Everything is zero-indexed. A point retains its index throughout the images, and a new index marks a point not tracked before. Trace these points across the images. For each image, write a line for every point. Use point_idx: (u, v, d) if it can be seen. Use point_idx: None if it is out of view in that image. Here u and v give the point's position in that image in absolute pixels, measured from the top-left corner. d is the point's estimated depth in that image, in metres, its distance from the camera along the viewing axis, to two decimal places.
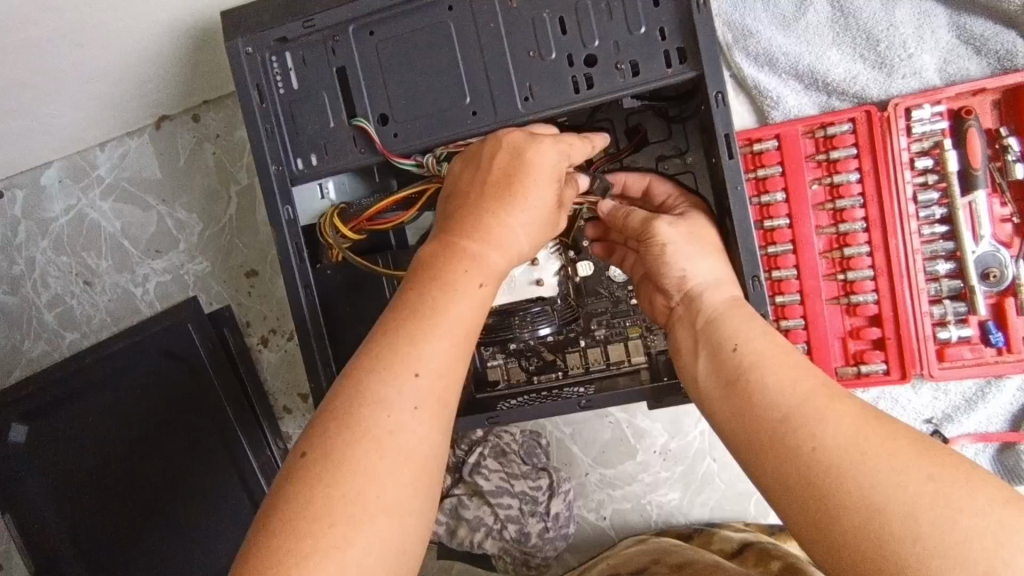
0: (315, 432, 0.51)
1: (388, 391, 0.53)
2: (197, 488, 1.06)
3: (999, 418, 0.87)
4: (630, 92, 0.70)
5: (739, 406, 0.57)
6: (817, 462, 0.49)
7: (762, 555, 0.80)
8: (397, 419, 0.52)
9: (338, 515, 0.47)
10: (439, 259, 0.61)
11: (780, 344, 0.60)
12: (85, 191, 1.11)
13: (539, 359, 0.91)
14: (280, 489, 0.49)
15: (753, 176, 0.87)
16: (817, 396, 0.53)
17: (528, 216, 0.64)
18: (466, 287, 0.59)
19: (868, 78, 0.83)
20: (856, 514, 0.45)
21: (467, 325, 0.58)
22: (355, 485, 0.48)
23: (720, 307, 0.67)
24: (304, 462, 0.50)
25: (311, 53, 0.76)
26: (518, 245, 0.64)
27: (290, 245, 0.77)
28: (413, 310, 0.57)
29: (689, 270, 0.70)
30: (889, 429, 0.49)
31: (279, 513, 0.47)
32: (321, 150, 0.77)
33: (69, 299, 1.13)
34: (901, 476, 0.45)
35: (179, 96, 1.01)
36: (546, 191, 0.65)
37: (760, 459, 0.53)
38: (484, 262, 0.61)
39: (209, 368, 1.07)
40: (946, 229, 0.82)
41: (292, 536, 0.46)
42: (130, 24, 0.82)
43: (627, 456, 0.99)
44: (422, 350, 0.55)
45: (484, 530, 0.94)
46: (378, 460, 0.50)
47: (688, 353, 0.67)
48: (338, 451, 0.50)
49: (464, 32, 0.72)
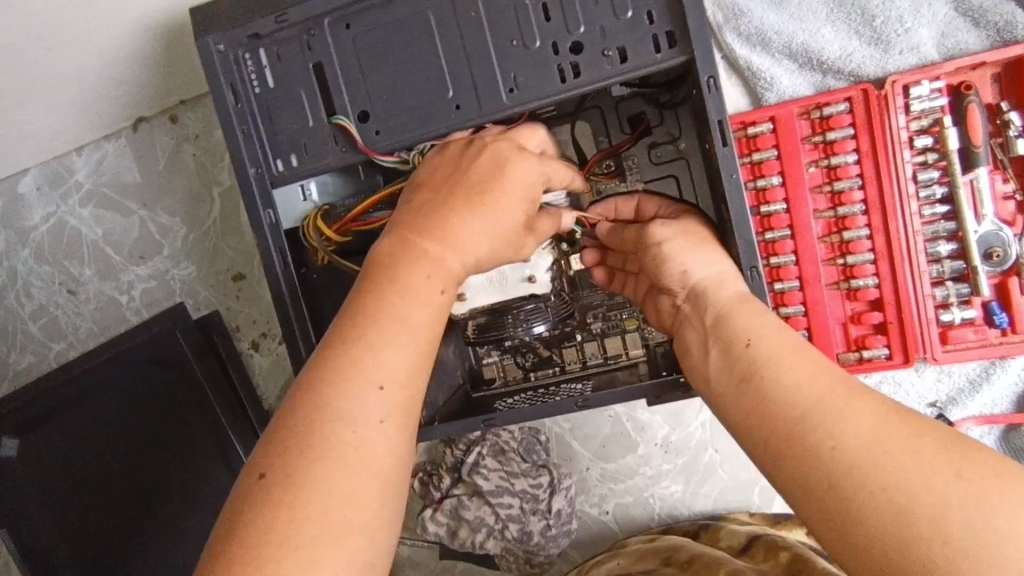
0: (273, 449, 0.50)
1: (349, 405, 0.52)
2: (195, 496, 1.04)
3: (1004, 399, 0.85)
4: (620, 79, 0.67)
5: (755, 404, 0.55)
6: (837, 461, 0.48)
7: (771, 548, 0.79)
8: (363, 434, 0.51)
9: (305, 538, 0.47)
10: (399, 262, 0.59)
11: (792, 338, 0.59)
12: (64, 197, 1.08)
13: (534, 356, 0.90)
14: (241, 511, 0.48)
15: (748, 160, 0.84)
16: (833, 392, 0.52)
17: (495, 225, 0.62)
18: (427, 295, 0.58)
19: (864, 54, 0.81)
20: (883, 515, 0.45)
21: (429, 333, 0.57)
22: (320, 505, 0.48)
23: (725, 303, 0.65)
24: (264, 483, 0.49)
25: (286, 49, 0.73)
26: (481, 252, 0.62)
27: (274, 248, 0.74)
28: (373, 319, 0.55)
29: (691, 267, 0.69)
30: (914, 429, 0.48)
31: (241, 538, 0.46)
32: (301, 151, 0.74)
33: (53, 309, 1.11)
34: (928, 475, 0.45)
35: (155, 96, 0.98)
36: (512, 205, 0.63)
37: (774, 459, 0.52)
38: (447, 267, 0.60)
39: (199, 372, 1.05)
40: (947, 209, 0.80)
41: (255, 561, 0.45)
42: (98, 25, 0.79)
43: (627, 450, 0.98)
44: (386, 359, 0.54)
45: (485, 530, 0.93)
46: (344, 478, 0.49)
47: (699, 354, 0.64)
48: (301, 470, 0.49)
49: (444, 23, 0.69)
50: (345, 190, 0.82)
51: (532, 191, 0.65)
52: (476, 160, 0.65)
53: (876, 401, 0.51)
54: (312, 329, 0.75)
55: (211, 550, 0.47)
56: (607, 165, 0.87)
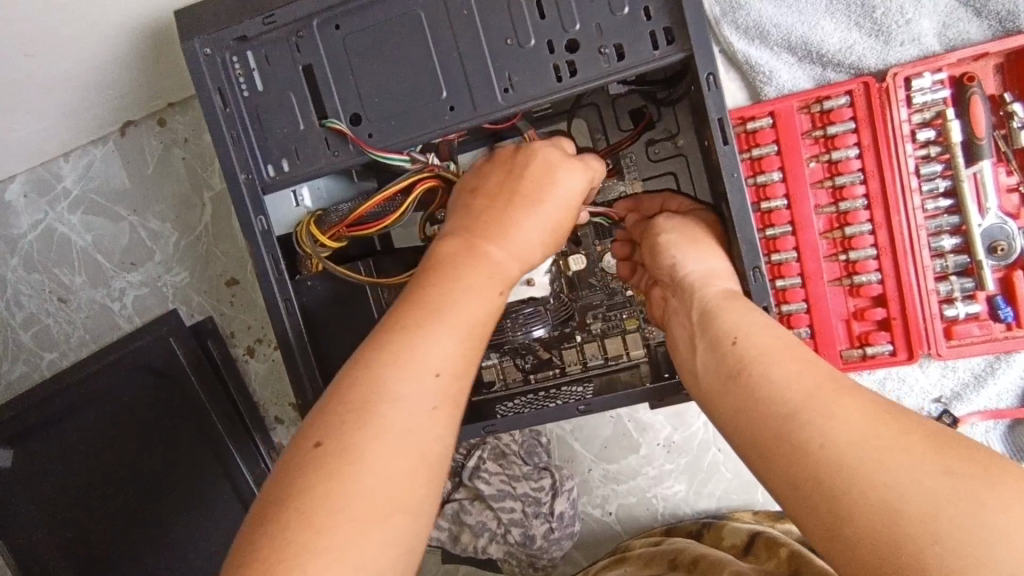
0: (329, 421, 0.51)
1: (407, 388, 0.53)
2: (192, 506, 1.02)
3: (1008, 394, 0.85)
4: (617, 77, 0.65)
5: (745, 404, 0.54)
6: (825, 459, 0.47)
7: (773, 545, 0.78)
8: (416, 417, 0.52)
9: (355, 513, 0.47)
10: (461, 259, 0.62)
11: (782, 337, 0.58)
12: (52, 204, 1.06)
13: (534, 357, 0.88)
14: (293, 478, 0.48)
15: (748, 156, 0.83)
16: (824, 389, 0.51)
17: (545, 228, 0.66)
18: (486, 292, 0.61)
19: (864, 47, 0.79)
20: (871, 513, 0.43)
21: (481, 329, 0.59)
22: (371, 482, 0.48)
23: (712, 299, 0.66)
24: (320, 452, 0.49)
25: (273, 51, 0.71)
26: (531, 258, 0.66)
27: (267, 258, 0.73)
28: (435, 308, 0.57)
29: (681, 259, 0.71)
30: (903, 429, 0.47)
31: (294, 506, 0.47)
32: (293, 155, 0.72)
33: (44, 317, 1.09)
34: (917, 473, 0.43)
35: (142, 100, 0.96)
36: (561, 214, 0.68)
37: (766, 457, 0.51)
38: (504, 268, 0.63)
39: (194, 382, 1.02)
40: (950, 203, 0.79)
41: (309, 530, 0.45)
42: (81, 30, 0.77)
43: (630, 450, 0.97)
44: (442, 348, 0.56)
45: (487, 535, 0.93)
46: (397, 456, 0.50)
47: (687, 348, 0.65)
48: (356, 445, 0.49)
49: (436, 22, 0.67)
50: (339, 194, 0.80)
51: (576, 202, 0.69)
52: (528, 167, 0.68)
53: (867, 400, 0.50)
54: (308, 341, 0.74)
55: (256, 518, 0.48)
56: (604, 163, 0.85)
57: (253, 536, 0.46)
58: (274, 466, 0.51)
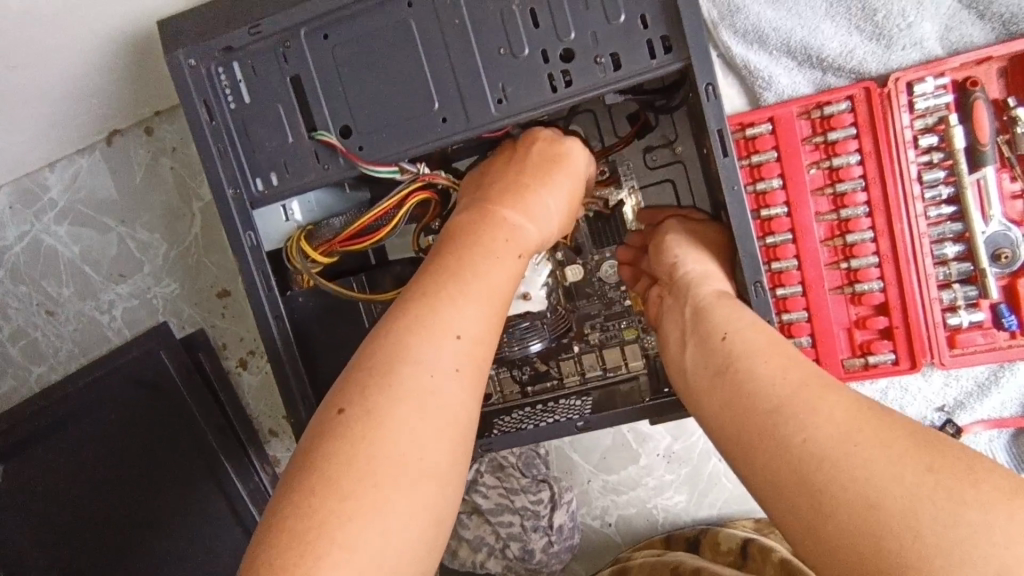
0: (354, 388, 0.52)
1: (430, 351, 0.54)
2: (184, 523, 1.00)
3: (1012, 402, 0.83)
4: (612, 88, 0.64)
5: (729, 397, 0.58)
6: (808, 454, 0.49)
7: (769, 552, 0.81)
8: (439, 380, 0.53)
9: (381, 478, 0.48)
10: (478, 226, 0.63)
11: (769, 334, 0.61)
12: (37, 215, 1.03)
13: (531, 369, 0.86)
14: (319, 445, 0.49)
15: (747, 162, 0.81)
16: (808, 383, 0.54)
17: (558, 196, 0.70)
18: (505, 256, 0.62)
19: (865, 51, 0.78)
20: (851, 509, 0.45)
21: (502, 294, 0.60)
22: (396, 447, 0.49)
23: (706, 296, 0.68)
24: (342, 418, 0.50)
25: (260, 62, 0.69)
26: (547, 225, 0.69)
27: (256, 273, 0.71)
28: (453, 273, 0.59)
29: (683, 258, 0.73)
30: (884, 424, 0.49)
31: (320, 472, 0.47)
32: (282, 169, 0.71)
33: (32, 331, 1.06)
34: (897, 469, 0.46)
35: (128, 108, 0.94)
36: (573, 180, 0.72)
37: (746, 452, 0.54)
38: (520, 233, 0.65)
39: (182, 389, 1.00)
40: (953, 209, 0.78)
41: (334, 496, 0.46)
42: (63, 41, 0.75)
43: (629, 460, 0.95)
44: (463, 312, 0.57)
45: (486, 550, 0.92)
46: (421, 419, 0.51)
47: (677, 344, 0.67)
48: (379, 410, 0.50)
49: (427, 31, 0.66)
50: (332, 206, 0.77)
51: (581, 175, 0.73)
52: (536, 144, 0.73)
53: (850, 395, 0.53)
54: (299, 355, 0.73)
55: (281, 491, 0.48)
56: (600, 170, 0.83)
57: (281, 506, 0.47)
58: (300, 437, 0.51)
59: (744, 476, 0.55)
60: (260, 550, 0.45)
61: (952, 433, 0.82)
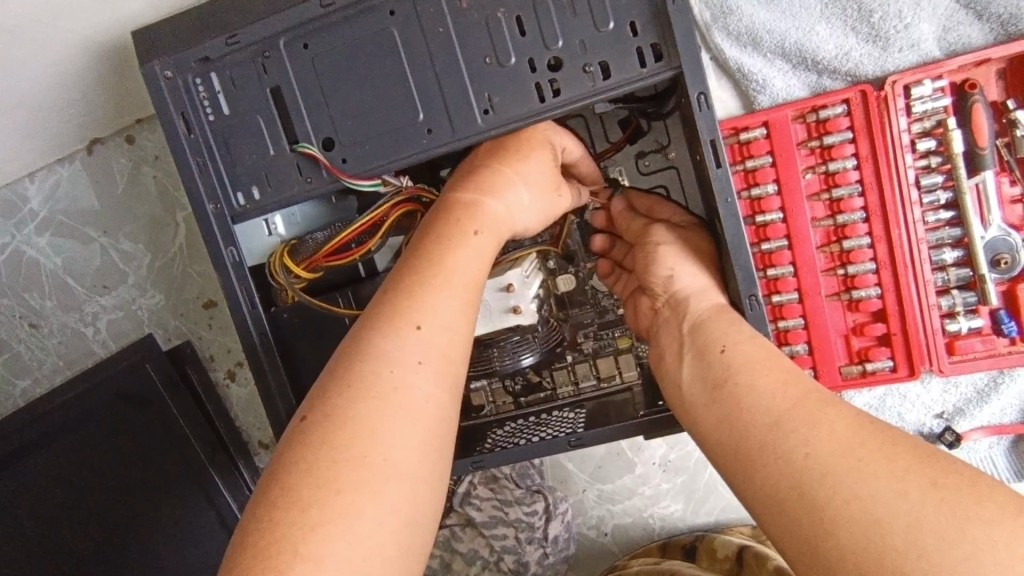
0: (317, 396, 0.51)
1: (390, 347, 0.52)
2: (173, 539, 0.97)
3: (1012, 409, 0.82)
4: (602, 97, 0.62)
5: (728, 411, 0.57)
6: (809, 469, 0.48)
7: (765, 560, 0.79)
8: (400, 374, 0.51)
9: (345, 483, 0.46)
10: (441, 218, 0.62)
11: (768, 347, 0.60)
12: (19, 226, 1.01)
13: (523, 380, 0.85)
14: (283, 455, 0.48)
15: (741, 168, 0.80)
16: (807, 399, 0.53)
17: (526, 170, 0.65)
18: (467, 241, 0.60)
19: (861, 53, 0.76)
20: (858, 527, 0.44)
21: (470, 281, 0.58)
22: (359, 448, 0.47)
23: (705, 312, 0.66)
24: (304, 425, 0.49)
25: (239, 73, 0.67)
26: (520, 202, 0.65)
27: (239, 289, 0.70)
28: (413, 269, 0.58)
29: (677, 273, 0.70)
30: (887, 440, 0.48)
31: (283, 482, 0.46)
32: (263, 182, 0.69)
33: (15, 344, 1.03)
34: (901, 486, 0.45)
35: (109, 117, 0.92)
36: (541, 149, 0.66)
37: (745, 468, 0.53)
38: (483, 215, 0.62)
39: (174, 409, 0.97)
40: (952, 214, 0.76)
41: (296, 506, 0.44)
42: (34, 52, 0.72)
43: (625, 469, 0.94)
44: (424, 304, 0.55)
45: (480, 564, 0.90)
46: (385, 419, 0.49)
47: (673, 360, 0.65)
48: (340, 412, 0.49)
49: (410, 39, 0.63)
50: (317, 219, 0.75)
51: (548, 144, 0.67)
52: None
53: (851, 411, 0.52)
54: (286, 375, 0.72)
55: (249, 508, 0.47)
56: None
57: (247, 522, 0.45)
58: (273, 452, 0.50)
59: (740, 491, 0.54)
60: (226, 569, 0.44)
61: (951, 441, 0.82)
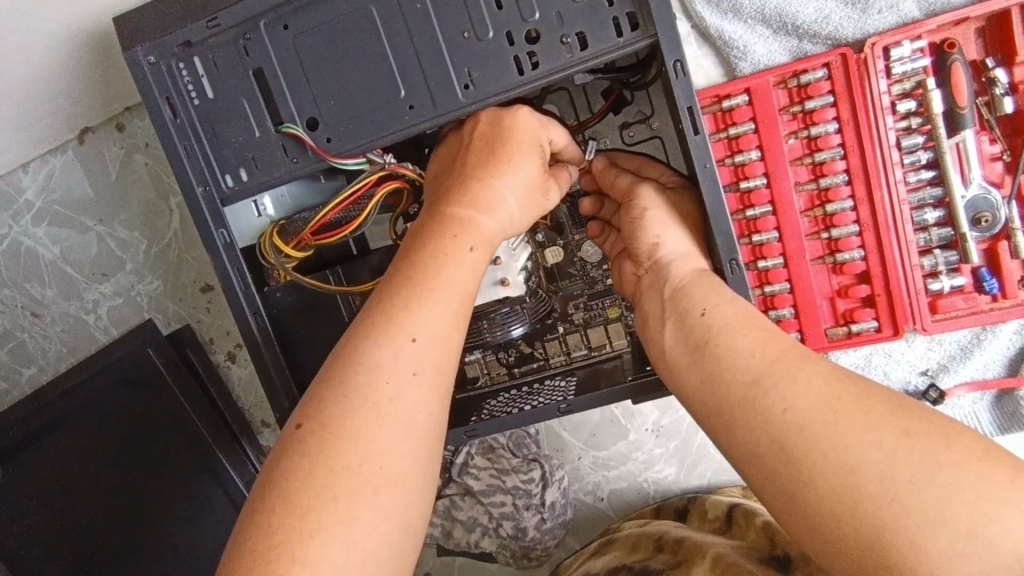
0: (312, 403, 0.52)
1: (384, 357, 0.53)
2: (185, 519, 1.00)
3: (995, 363, 0.84)
4: (580, 68, 0.63)
5: (709, 370, 0.58)
6: (787, 423, 0.50)
7: (752, 517, 0.80)
8: (396, 386, 0.52)
9: (341, 490, 0.47)
10: (431, 227, 0.62)
11: (747, 309, 0.61)
12: (15, 217, 1.02)
13: (516, 352, 0.87)
14: (280, 460, 0.49)
15: (724, 135, 0.80)
16: (785, 357, 0.54)
17: (516, 181, 0.65)
18: (459, 253, 0.60)
19: (841, 16, 0.76)
20: (832, 477, 0.46)
21: (464, 291, 0.59)
22: (354, 456, 0.49)
23: (684, 278, 0.67)
24: (301, 433, 0.50)
25: (220, 56, 0.67)
26: (510, 212, 0.65)
27: (232, 269, 0.71)
28: (406, 277, 0.58)
29: (663, 239, 0.70)
30: (863, 392, 0.50)
31: (281, 487, 0.48)
32: (250, 164, 0.70)
33: (19, 333, 1.05)
34: (875, 435, 0.46)
35: (99, 105, 0.93)
36: (534, 160, 0.66)
37: (727, 424, 0.54)
38: (474, 227, 0.62)
39: (178, 392, 1.00)
40: (933, 174, 0.77)
41: (294, 513, 0.46)
42: (19, 41, 0.72)
43: (618, 436, 0.97)
44: (417, 314, 0.56)
45: (480, 529, 0.94)
46: (380, 429, 0.50)
47: (656, 325, 0.67)
48: (335, 421, 0.50)
49: (388, 16, 0.64)
50: (304, 199, 0.77)
51: (537, 144, 0.67)
52: (481, 127, 0.67)
53: (827, 366, 0.53)
54: (280, 349, 0.74)
55: (249, 504, 0.49)
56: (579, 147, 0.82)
57: (247, 519, 0.47)
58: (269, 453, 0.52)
59: (724, 445, 0.56)
60: (230, 565, 0.46)
61: (935, 398, 0.84)
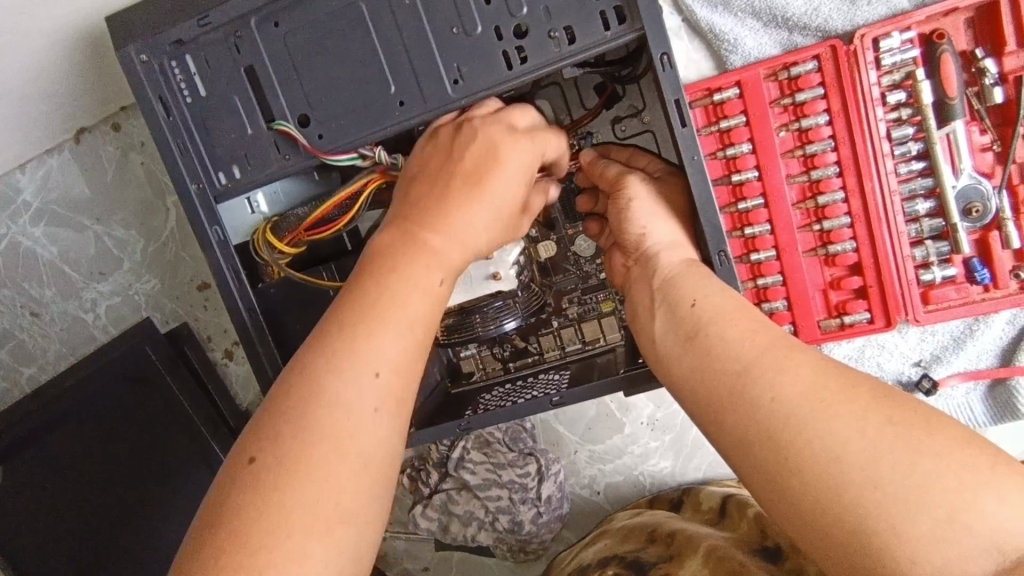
0: (267, 433, 0.48)
1: (346, 389, 0.50)
2: (185, 516, 1.01)
3: (987, 354, 0.85)
4: (568, 61, 0.63)
5: (698, 361, 0.58)
6: (776, 412, 0.50)
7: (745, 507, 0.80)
8: (356, 421, 0.50)
9: (295, 529, 0.45)
10: (399, 245, 0.58)
11: (736, 298, 0.62)
12: (13, 217, 1.02)
13: (511, 346, 0.88)
14: (230, 493, 0.46)
15: (715, 129, 0.80)
16: (774, 346, 0.54)
17: (492, 198, 0.62)
18: (427, 279, 0.57)
19: (831, 8, 0.76)
20: (818, 465, 0.46)
21: (428, 318, 0.56)
22: (310, 494, 0.46)
23: (673, 270, 0.67)
24: (253, 468, 0.47)
25: (212, 53, 0.68)
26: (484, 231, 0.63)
27: (225, 266, 0.72)
28: (373, 299, 0.55)
29: (650, 229, 0.71)
30: (850, 382, 0.50)
31: (231, 523, 0.45)
32: (243, 161, 0.70)
33: (19, 333, 1.05)
34: (860, 423, 0.47)
35: (95, 104, 0.93)
36: (512, 178, 0.63)
37: (717, 413, 0.55)
38: (445, 249, 0.59)
39: (175, 388, 1.01)
40: (923, 165, 0.77)
41: (244, 551, 0.44)
42: (14, 42, 0.73)
43: (614, 430, 0.97)
44: (382, 343, 0.53)
45: (476, 523, 0.95)
46: (337, 466, 0.48)
47: (645, 314, 0.67)
48: (291, 457, 0.47)
49: (378, 13, 0.64)
50: (298, 195, 0.77)
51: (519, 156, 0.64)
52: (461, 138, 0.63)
53: (814, 356, 0.53)
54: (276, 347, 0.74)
55: (196, 532, 0.46)
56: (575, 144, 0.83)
57: (196, 548, 0.44)
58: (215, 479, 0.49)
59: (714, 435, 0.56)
60: None
61: (928, 388, 0.84)
